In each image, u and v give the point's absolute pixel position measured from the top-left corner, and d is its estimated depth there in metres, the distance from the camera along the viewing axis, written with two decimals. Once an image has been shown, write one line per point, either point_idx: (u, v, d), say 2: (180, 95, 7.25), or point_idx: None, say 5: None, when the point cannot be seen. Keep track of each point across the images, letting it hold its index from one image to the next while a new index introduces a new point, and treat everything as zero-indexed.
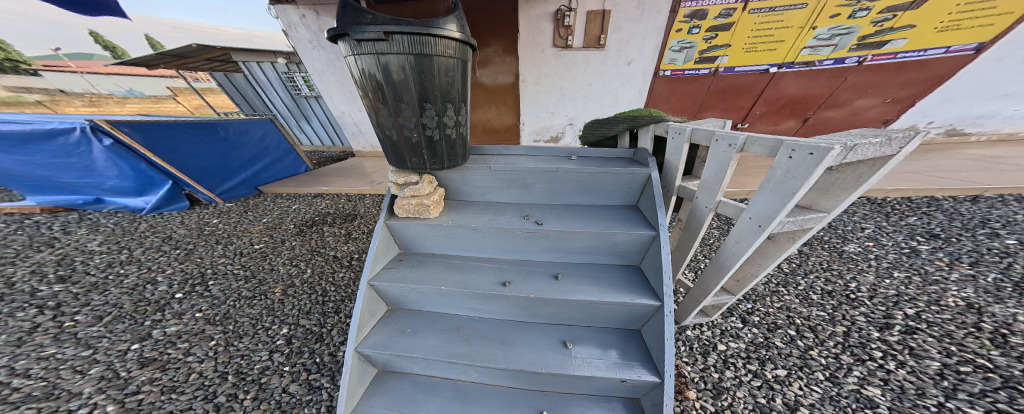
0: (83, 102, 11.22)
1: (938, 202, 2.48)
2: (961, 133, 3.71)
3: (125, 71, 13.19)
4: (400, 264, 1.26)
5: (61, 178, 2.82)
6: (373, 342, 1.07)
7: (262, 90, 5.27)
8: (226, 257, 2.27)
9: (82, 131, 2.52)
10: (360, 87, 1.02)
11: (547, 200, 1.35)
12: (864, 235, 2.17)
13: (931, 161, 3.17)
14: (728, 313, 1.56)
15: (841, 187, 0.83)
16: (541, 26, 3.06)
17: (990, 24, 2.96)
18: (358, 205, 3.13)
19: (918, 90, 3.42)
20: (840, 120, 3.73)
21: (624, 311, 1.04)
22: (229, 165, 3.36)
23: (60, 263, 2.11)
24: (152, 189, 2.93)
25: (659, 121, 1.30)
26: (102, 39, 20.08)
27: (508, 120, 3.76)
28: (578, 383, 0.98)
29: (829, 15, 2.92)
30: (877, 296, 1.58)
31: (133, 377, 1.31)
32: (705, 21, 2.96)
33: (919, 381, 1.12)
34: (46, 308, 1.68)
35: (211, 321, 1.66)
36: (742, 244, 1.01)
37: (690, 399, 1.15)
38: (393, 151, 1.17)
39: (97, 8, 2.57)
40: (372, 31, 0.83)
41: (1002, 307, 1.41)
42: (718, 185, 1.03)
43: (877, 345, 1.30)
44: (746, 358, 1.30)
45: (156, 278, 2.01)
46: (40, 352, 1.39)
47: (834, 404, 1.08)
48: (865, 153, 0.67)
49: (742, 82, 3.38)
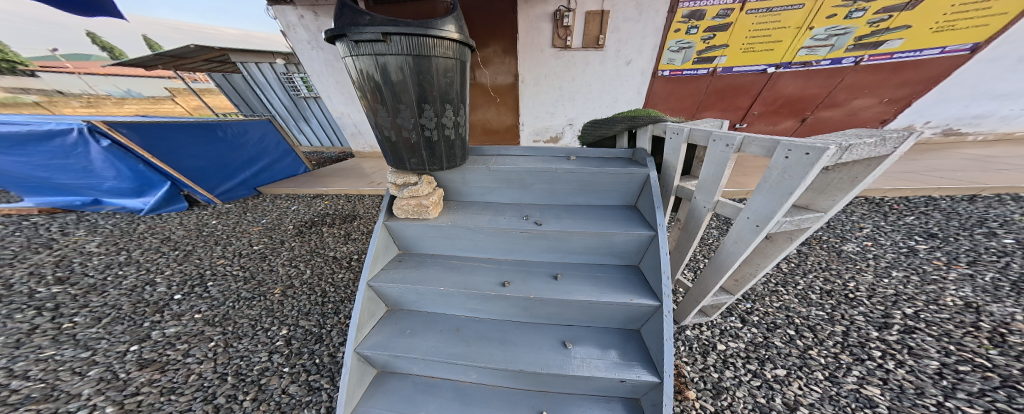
0: (80, 103, 11.19)
1: (935, 201, 2.49)
2: (958, 132, 3.73)
3: (124, 72, 13.16)
4: (399, 264, 1.26)
5: (59, 179, 2.81)
6: (373, 342, 1.08)
7: (262, 90, 5.26)
8: (226, 257, 2.28)
9: (80, 132, 2.52)
10: (358, 87, 1.02)
11: (547, 200, 1.35)
12: (862, 235, 2.18)
13: (929, 160, 3.18)
14: (728, 313, 1.57)
15: (837, 187, 0.83)
16: (540, 26, 3.07)
17: (986, 24, 2.97)
18: (358, 206, 3.13)
19: (915, 90, 3.44)
20: (837, 120, 3.75)
21: (624, 311, 1.04)
22: (228, 165, 3.36)
23: (59, 264, 2.11)
24: (151, 190, 2.93)
25: (658, 120, 1.30)
26: (100, 39, 20.00)
27: (507, 120, 3.76)
28: (578, 384, 0.98)
29: (826, 15, 2.93)
30: (875, 296, 1.59)
31: (132, 378, 1.31)
32: (703, 21, 2.96)
33: (918, 380, 1.13)
34: (45, 309, 1.68)
35: (210, 322, 1.66)
36: (740, 244, 1.02)
37: (690, 399, 1.15)
38: (392, 151, 1.17)
39: (94, 8, 2.56)
40: (370, 32, 0.83)
41: (999, 307, 1.42)
42: (716, 185, 1.04)
43: (876, 345, 1.31)
44: (746, 357, 1.30)
45: (155, 279, 2.01)
46: (39, 353, 1.39)
47: (834, 403, 1.08)
48: (860, 153, 0.67)
49: (740, 82, 3.39)
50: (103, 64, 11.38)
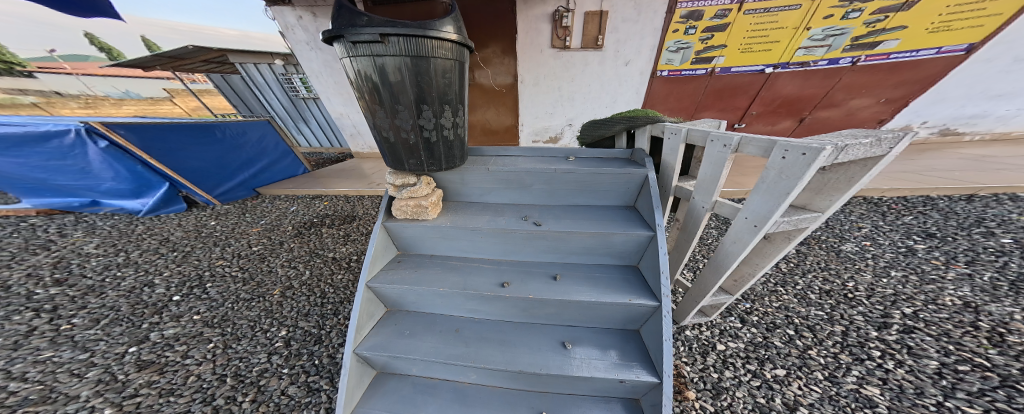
0: (79, 104, 11.16)
1: (933, 201, 2.50)
2: (955, 132, 3.75)
3: (122, 73, 13.13)
4: (399, 265, 1.26)
5: (57, 180, 2.80)
6: (372, 343, 1.08)
7: (260, 91, 5.26)
8: (224, 259, 2.27)
9: (78, 133, 2.52)
10: (356, 88, 1.02)
11: (546, 200, 1.35)
12: (861, 234, 2.19)
13: (926, 160, 3.20)
14: (727, 313, 1.57)
15: (834, 187, 0.84)
16: (539, 26, 3.07)
17: (981, 25, 2.99)
18: (358, 206, 3.13)
19: (912, 90, 3.46)
20: (835, 119, 3.76)
21: (623, 312, 1.04)
22: (227, 166, 3.35)
23: (57, 265, 2.10)
24: (149, 191, 2.93)
25: (656, 121, 1.31)
26: (98, 40, 19.97)
27: (507, 120, 3.77)
28: (577, 384, 0.98)
29: (823, 16, 2.94)
30: (875, 296, 1.60)
31: (130, 380, 1.30)
32: (701, 22, 2.98)
33: (917, 380, 1.13)
34: (42, 311, 1.67)
35: (209, 323, 1.65)
36: (738, 244, 1.02)
37: (690, 399, 1.16)
38: (390, 152, 1.17)
39: (91, 8, 2.55)
40: (368, 33, 0.83)
41: (998, 306, 1.42)
42: (714, 185, 1.04)
43: (876, 344, 1.31)
44: (746, 357, 1.31)
45: (154, 280, 2.00)
46: (37, 355, 1.38)
47: (834, 403, 1.09)
48: (856, 153, 0.68)
49: (739, 82, 3.40)
50: (101, 65, 11.34)
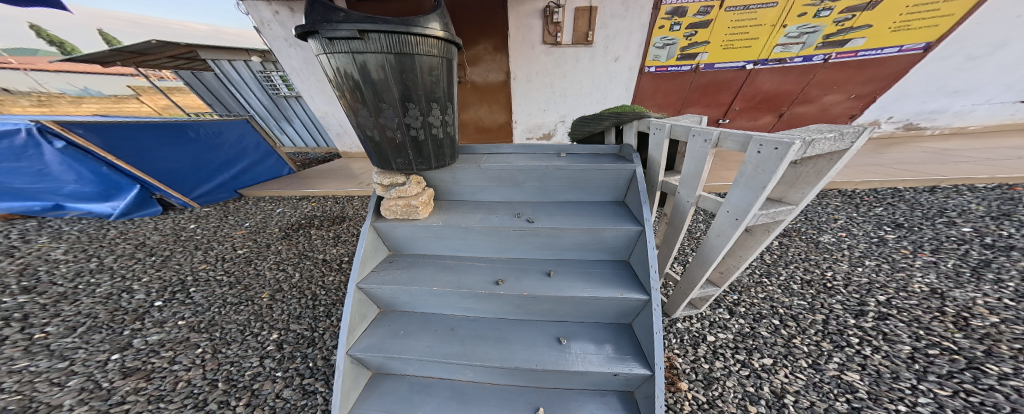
0: (32, 103, 10.43)
1: (901, 193, 2.65)
2: (917, 127, 3.97)
3: (81, 68, 12.31)
4: (389, 266, 1.25)
5: (9, 183, 2.56)
6: (365, 345, 1.06)
7: (238, 90, 5.05)
8: (207, 263, 2.18)
9: (29, 132, 2.34)
10: (337, 87, 0.99)
11: (538, 197, 1.37)
12: (838, 226, 2.31)
13: (894, 154, 3.39)
14: (716, 305, 1.64)
15: (806, 180, 0.89)
16: (530, 22, 3.05)
17: (938, 24, 3.16)
18: (347, 207, 3.07)
19: (879, 87, 3.64)
20: (811, 114, 3.93)
21: (616, 307, 1.07)
22: (204, 167, 3.22)
23: (22, 273, 1.96)
24: (119, 194, 2.77)
25: (642, 117, 1.34)
26: (46, 33, 18.48)
27: (499, 118, 3.76)
28: (573, 380, 1.01)
29: (797, 14, 3.05)
30: (852, 284, 1.69)
31: (116, 388, 1.25)
32: (684, 18, 3.04)
33: (893, 365, 1.21)
34: (11, 320, 1.56)
35: (196, 328, 1.60)
36: (722, 237, 1.06)
37: (682, 390, 1.20)
38: (376, 152, 1.14)
39: None
40: (345, 29, 0.79)
41: (961, 292, 1.53)
42: (697, 179, 1.07)
43: (854, 332, 1.39)
44: (734, 348, 1.37)
45: (132, 286, 1.91)
46: (10, 365, 1.30)
47: (818, 390, 1.15)
48: (824, 147, 0.72)
49: (721, 78, 3.51)
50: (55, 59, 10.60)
